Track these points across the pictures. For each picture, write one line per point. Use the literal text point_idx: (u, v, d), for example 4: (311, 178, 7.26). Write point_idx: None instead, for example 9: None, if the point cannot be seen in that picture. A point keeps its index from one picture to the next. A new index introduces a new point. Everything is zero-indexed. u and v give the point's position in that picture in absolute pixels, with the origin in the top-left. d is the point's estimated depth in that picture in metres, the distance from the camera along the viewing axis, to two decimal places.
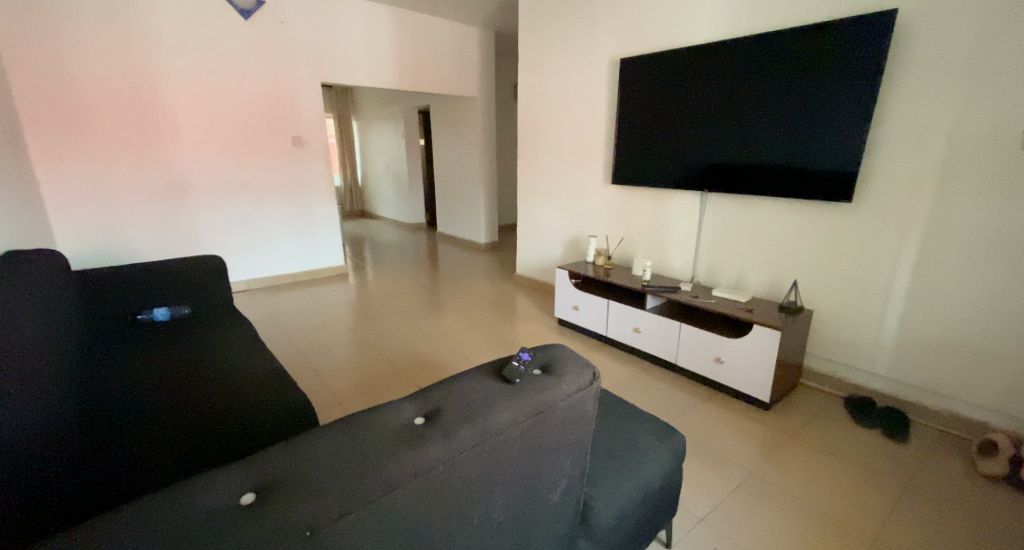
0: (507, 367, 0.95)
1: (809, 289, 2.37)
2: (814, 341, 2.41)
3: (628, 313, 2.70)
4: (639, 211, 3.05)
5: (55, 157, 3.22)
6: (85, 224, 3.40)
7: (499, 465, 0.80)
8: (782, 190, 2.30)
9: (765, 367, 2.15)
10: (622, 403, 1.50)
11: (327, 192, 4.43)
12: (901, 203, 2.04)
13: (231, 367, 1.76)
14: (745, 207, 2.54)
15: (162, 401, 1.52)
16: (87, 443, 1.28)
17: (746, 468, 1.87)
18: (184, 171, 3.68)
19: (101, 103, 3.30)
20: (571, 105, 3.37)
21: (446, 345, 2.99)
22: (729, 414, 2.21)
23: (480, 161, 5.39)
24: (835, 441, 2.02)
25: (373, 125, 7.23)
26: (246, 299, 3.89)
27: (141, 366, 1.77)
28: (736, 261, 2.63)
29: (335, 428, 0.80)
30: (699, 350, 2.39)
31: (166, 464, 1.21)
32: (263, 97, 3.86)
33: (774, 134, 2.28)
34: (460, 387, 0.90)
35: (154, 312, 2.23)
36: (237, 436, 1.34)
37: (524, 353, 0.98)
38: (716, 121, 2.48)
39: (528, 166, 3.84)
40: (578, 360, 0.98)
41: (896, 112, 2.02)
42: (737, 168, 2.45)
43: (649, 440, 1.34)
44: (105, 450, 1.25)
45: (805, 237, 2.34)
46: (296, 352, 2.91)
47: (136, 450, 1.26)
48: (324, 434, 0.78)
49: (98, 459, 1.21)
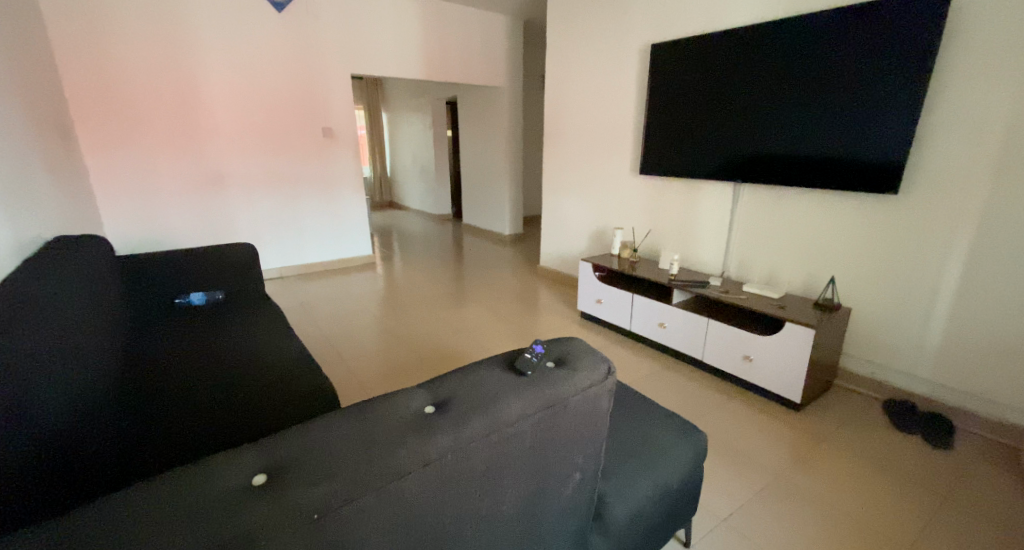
0: (519, 359, 0.93)
1: (847, 286, 2.26)
2: (850, 341, 2.30)
3: (653, 308, 2.64)
4: (667, 204, 2.97)
5: (102, 148, 3.38)
6: (131, 213, 3.57)
7: (509, 457, 0.79)
8: (821, 181, 2.20)
9: (797, 365, 2.07)
10: (642, 398, 1.47)
11: (356, 182, 4.48)
12: (952, 197, 1.91)
13: (261, 352, 1.82)
14: (781, 200, 2.43)
15: (191, 384, 1.57)
16: (126, 423, 1.35)
17: (771, 471, 1.81)
18: (221, 162, 3.80)
19: (144, 96, 3.43)
20: (599, 95, 3.30)
21: (468, 336, 3.00)
22: (756, 414, 2.14)
23: (506, 152, 5.36)
24: (870, 445, 1.93)
25: (401, 116, 7.28)
26: (278, 287, 4.02)
27: (176, 349, 1.84)
28: (770, 256, 2.53)
29: (346, 415, 0.79)
30: (727, 347, 2.32)
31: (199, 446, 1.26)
32: (294, 88, 3.93)
33: (814, 122, 2.17)
34: (473, 378, 0.88)
35: (192, 296, 2.33)
36: (264, 420, 1.38)
37: (537, 345, 0.96)
38: (752, 111, 2.39)
39: (554, 156, 3.79)
40: (593, 354, 0.95)
41: (949, 98, 1.88)
42: (771, 158, 2.35)
43: (668, 437, 1.30)
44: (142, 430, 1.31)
45: (845, 231, 2.22)
46: (323, 339, 2.98)
47: (171, 431, 1.32)
48: (334, 421, 0.78)
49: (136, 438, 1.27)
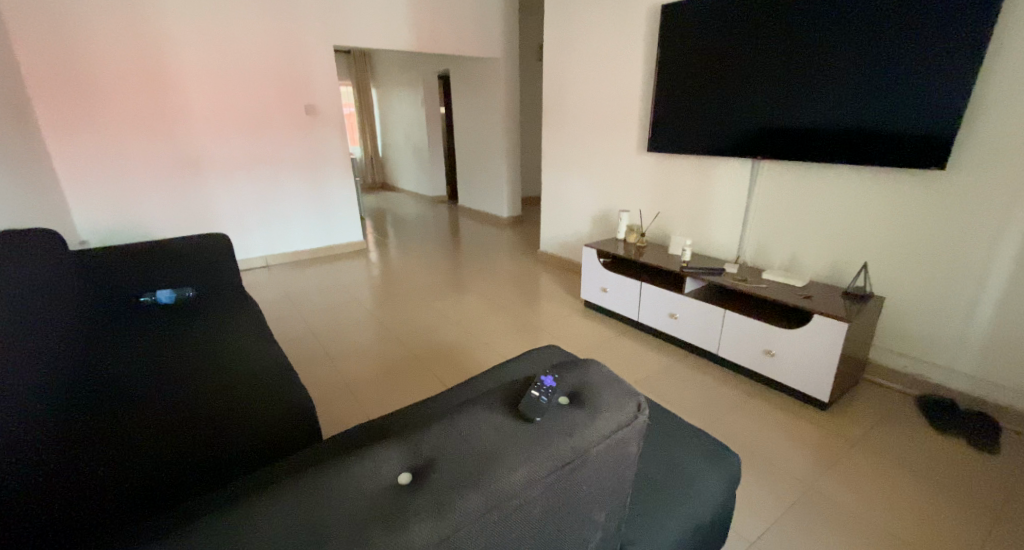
0: (524, 396, 0.73)
1: (879, 273, 2.06)
2: (882, 332, 2.12)
3: (664, 297, 2.44)
4: (679, 183, 2.74)
5: (65, 129, 3.11)
6: (101, 200, 3.31)
7: (510, 538, 0.59)
8: (859, 158, 1.97)
9: (826, 361, 1.88)
10: (664, 413, 1.28)
11: (344, 163, 4.21)
12: (1007, 174, 1.70)
13: (231, 359, 1.68)
14: (807, 178, 2.21)
15: (143, 410, 1.40)
16: (77, 457, 1.21)
17: (801, 484, 1.64)
18: (197, 144, 3.54)
19: (107, 72, 3.15)
20: (603, 64, 3.03)
21: (465, 328, 2.81)
22: (780, 414, 1.96)
23: (503, 130, 5.08)
24: (907, 449, 1.77)
25: (392, 92, 6.94)
26: (263, 277, 3.80)
27: (137, 358, 1.69)
28: (793, 240, 2.31)
29: (285, 491, 0.58)
30: (746, 341, 2.13)
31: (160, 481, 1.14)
32: (272, 62, 3.64)
33: (851, 91, 1.93)
34: (463, 428, 0.67)
35: (158, 294, 2.10)
36: (234, 447, 1.26)
37: (547, 377, 0.75)
38: (779, 81, 2.13)
39: (553, 133, 3.53)
40: (617, 387, 0.75)
41: (1009, 62, 1.65)
42: (794, 132, 2.13)
43: (697, 463, 1.12)
44: (95, 465, 1.18)
45: (880, 213, 2.01)
46: (310, 335, 2.79)
47: (129, 463, 1.18)
48: (264, 502, 0.56)
49: (87, 477, 1.14)
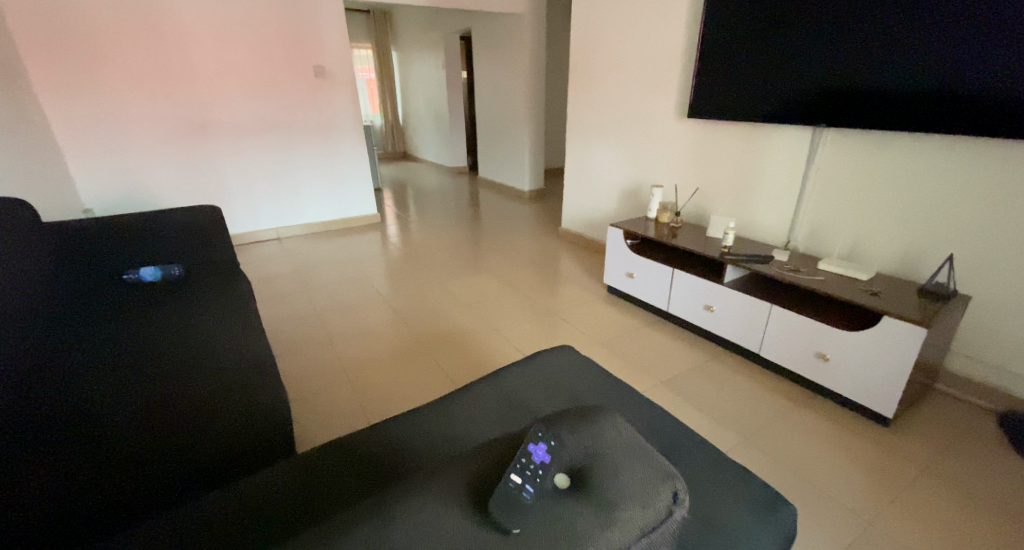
0: (507, 482, 0.59)
1: (964, 266, 1.73)
2: (961, 336, 1.79)
3: (699, 286, 2.15)
4: (722, 155, 2.41)
5: (63, 90, 2.96)
6: (107, 166, 3.19)
7: None
8: (946, 128, 1.62)
9: (892, 371, 1.59)
10: (700, 442, 1.04)
11: (357, 130, 3.96)
12: None
13: (206, 347, 1.51)
14: (877, 152, 1.87)
15: (104, 397, 1.26)
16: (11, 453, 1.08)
17: (857, 515, 1.37)
18: (204, 108, 3.36)
19: (104, 28, 2.94)
20: (639, 17, 2.66)
21: (477, 312, 2.60)
22: (832, 427, 1.69)
23: (527, 97, 4.72)
24: (990, 479, 1.48)
25: (412, 55, 6.61)
26: (273, 249, 3.66)
27: (105, 337, 1.54)
28: (856, 225, 1.98)
29: None
30: (795, 341, 1.84)
31: (88, 490, 0.98)
32: (279, 20, 3.38)
33: (939, 44, 1.59)
34: (416, 529, 0.54)
35: (142, 271, 1.93)
36: (184, 451, 1.08)
37: (538, 452, 0.61)
38: (851, 33, 1.77)
39: (581, 97, 3.20)
40: (636, 468, 0.58)
41: None
42: (861, 96, 1.79)
43: (744, 519, 0.88)
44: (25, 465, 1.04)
45: (968, 197, 1.67)
46: (312, 315, 2.62)
47: (60, 463, 1.04)
48: None
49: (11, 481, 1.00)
